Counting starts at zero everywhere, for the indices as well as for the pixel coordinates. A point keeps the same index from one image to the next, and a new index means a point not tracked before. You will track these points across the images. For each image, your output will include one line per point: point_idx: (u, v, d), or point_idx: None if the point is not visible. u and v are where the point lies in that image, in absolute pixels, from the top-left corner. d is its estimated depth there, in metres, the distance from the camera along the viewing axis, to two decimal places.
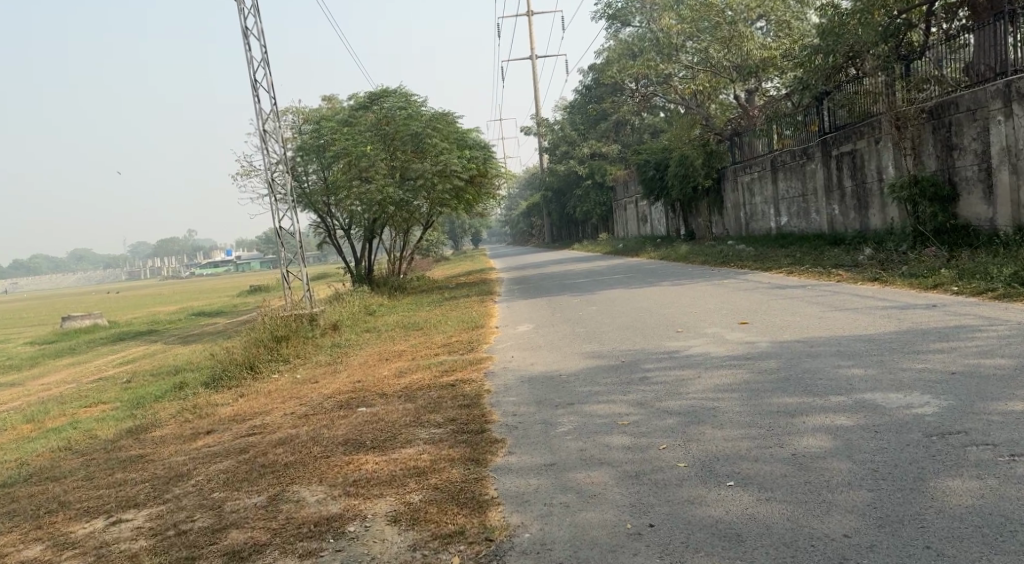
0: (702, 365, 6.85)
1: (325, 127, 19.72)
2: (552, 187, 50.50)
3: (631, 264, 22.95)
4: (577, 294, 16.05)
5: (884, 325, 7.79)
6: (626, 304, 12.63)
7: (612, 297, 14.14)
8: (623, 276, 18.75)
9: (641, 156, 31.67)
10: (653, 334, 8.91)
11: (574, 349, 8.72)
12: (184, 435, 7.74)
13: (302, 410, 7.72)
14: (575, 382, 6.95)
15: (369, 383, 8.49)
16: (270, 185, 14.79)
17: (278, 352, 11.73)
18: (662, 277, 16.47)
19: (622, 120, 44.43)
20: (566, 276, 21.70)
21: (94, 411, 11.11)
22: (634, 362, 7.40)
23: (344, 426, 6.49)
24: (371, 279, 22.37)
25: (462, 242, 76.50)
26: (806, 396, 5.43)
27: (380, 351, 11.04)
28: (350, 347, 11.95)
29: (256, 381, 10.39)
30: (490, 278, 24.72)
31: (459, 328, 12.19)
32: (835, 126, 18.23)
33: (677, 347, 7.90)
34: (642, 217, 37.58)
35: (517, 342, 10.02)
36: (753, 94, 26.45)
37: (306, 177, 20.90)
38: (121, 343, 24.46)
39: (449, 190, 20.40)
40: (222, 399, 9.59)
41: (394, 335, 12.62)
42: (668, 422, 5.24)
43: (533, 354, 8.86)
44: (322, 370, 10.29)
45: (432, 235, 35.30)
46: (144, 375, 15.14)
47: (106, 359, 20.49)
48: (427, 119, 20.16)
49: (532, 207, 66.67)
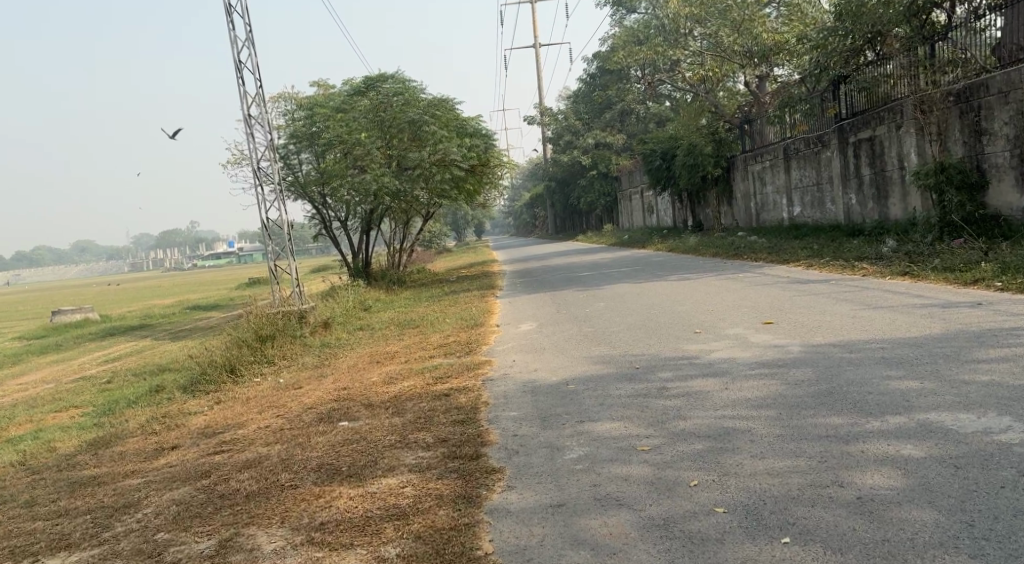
0: (728, 374, 6.00)
1: (318, 114, 18.87)
2: (555, 178, 49.64)
3: (637, 256, 22.13)
4: (582, 288, 15.19)
5: (929, 325, 6.94)
6: (635, 300, 11.78)
7: (621, 292, 13.31)
8: (630, 269, 17.89)
9: (647, 145, 30.79)
10: (668, 335, 8.08)
11: (582, 352, 7.87)
12: (145, 451, 6.96)
13: (277, 423, 6.91)
14: (583, 392, 6.11)
15: (356, 391, 7.67)
16: (256, 174, 13.99)
17: (262, 353, 10.93)
18: (672, 271, 15.62)
19: (627, 108, 43.45)
20: (570, 270, 20.86)
21: (64, 417, 10.37)
22: (651, 369, 6.56)
23: (320, 447, 5.67)
24: (368, 273, 21.54)
25: (465, 233, 75.73)
26: (858, 415, 4.59)
27: (371, 352, 10.22)
28: (340, 347, 11.15)
29: (236, 386, 9.61)
30: (491, 271, 23.90)
31: (457, 326, 11.37)
32: (853, 111, 17.37)
33: (697, 351, 7.05)
34: (648, 208, 36.69)
35: (518, 344, 9.19)
36: (764, 80, 25.52)
37: (299, 166, 20.05)
38: (110, 339, 23.73)
39: (448, 180, 19.57)
40: (197, 407, 8.81)
41: (388, 334, 11.81)
42: (696, 446, 4.41)
43: (537, 357, 8.03)
44: (307, 374, 9.48)
45: (433, 227, 34.47)
46: (125, 376, 14.38)
47: (92, 356, 19.76)
48: (425, 106, 19.28)
49: (535, 199, 65.81)
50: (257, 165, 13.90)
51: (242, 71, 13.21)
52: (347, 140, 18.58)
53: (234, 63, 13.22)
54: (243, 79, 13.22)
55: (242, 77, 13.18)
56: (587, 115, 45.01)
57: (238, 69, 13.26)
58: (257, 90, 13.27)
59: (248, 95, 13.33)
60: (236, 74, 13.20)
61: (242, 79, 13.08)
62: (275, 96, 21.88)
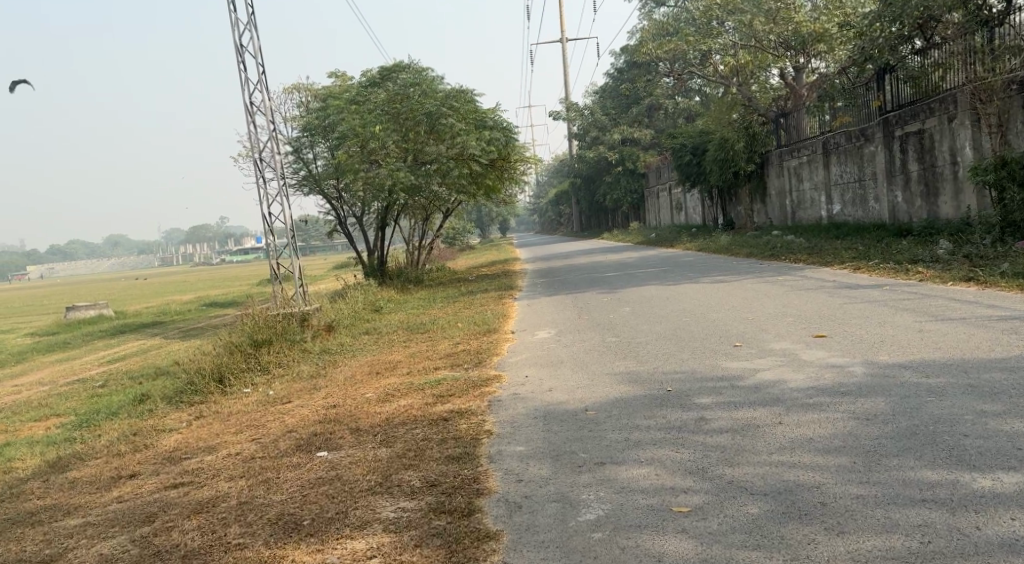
0: (782, 404, 4.95)
1: (331, 106, 17.94)
2: (581, 175, 48.61)
3: (665, 256, 21.03)
4: (606, 290, 14.15)
5: (1017, 344, 5.86)
6: (664, 305, 10.73)
7: (648, 295, 12.27)
8: (659, 270, 16.81)
9: (676, 140, 29.66)
10: (704, 349, 7.05)
11: (604, 368, 6.86)
12: (101, 478, 6.07)
13: (250, 449, 5.97)
14: (606, 422, 5.10)
15: (345, 410, 6.71)
16: (260, 167, 13.18)
17: (257, 360, 10.04)
18: (704, 273, 14.55)
19: (655, 102, 42.27)
20: (592, 269, 19.83)
21: (39, 427, 9.54)
22: (685, 393, 5.51)
23: (287, 488, 4.71)
24: (383, 271, 20.63)
25: (489, 230, 74.85)
26: (961, 470, 3.55)
27: (373, 361, 9.26)
28: (342, 354, 10.21)
29: (222, 398, 8.70)
30: (513, 270, 22.90)
31: (469, 333, 10.40)
32: (900, 103, 16.27)
33: (740, 371, 6.00)
34: (677, 206, 35.53)
35: (533, 355, 8.20)
36: (801, 71, 24.31)
37: (313, 160, 19.16)
38: (120, 337, 23.02)
39: (467, 176, 18.61)
40: (175, 423, 7.92)
41: (394, 340, 10.87)
42: (749, 510, 3.39)
43: (555, 373, 7.02)
44: (300, 386, 8.55)
45: (454, 224, 33.56)
46: (121, 380, 13.59)
47: (97, 356, 19.00)
48: (443, 97, 18.34)
49: (561, 196, 64.80)
50: (260, 158, 13.18)
51: (243, 56, 12.41)
52: (362, 133, 17.41)
53: (235, 48, 12.43)
54: (245, 66, 12.47)
55: (244, 62, 12.43)
56: (614, 110, 43.79)
57: (239, 55, 12.48)
58: (260, 76, 12.43)
59: (249, 82, 12.47)
60: (237, 58, 12.41)
61: (243, 65, 12.27)
62: (289, 87, 21.02)
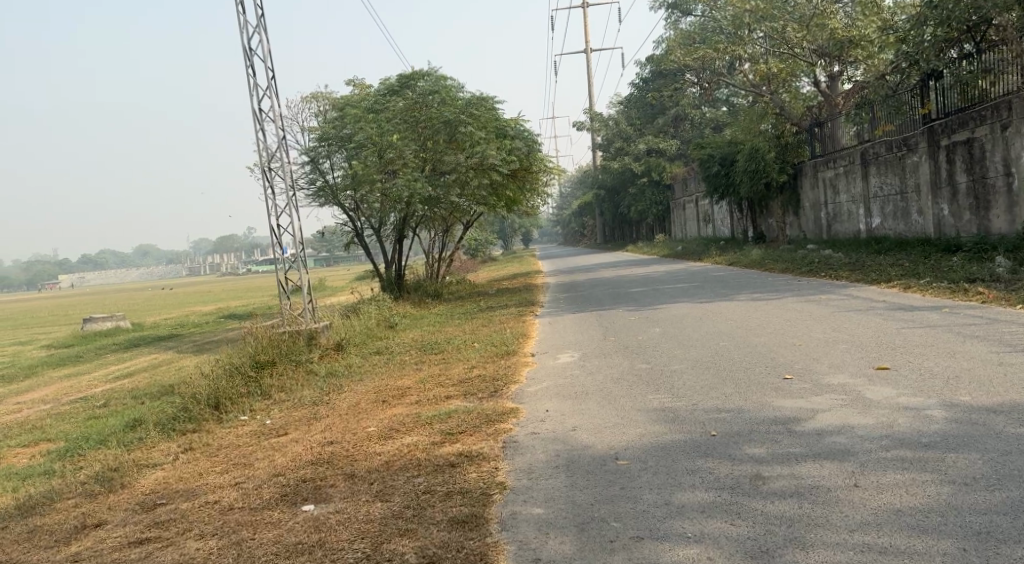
0: (853, 459, 4.13)
1: (347, 115, 17.23)
2: (605, 187, 47.83)
3: (693, 270, 20.17)
4: (635, 307, 13.30)
5: None
6: (698, 326, 9.88)
7: (680, 314, 11.45)
8: (690, 285, 15.94)
9: (704, 151, 28.86)
10: (749, 383, 6.22)
11: (635, 403, 6.05)
12: (64, 526, 5.36)
13: (232, 495, 5.22)
14: (642, 476, 4.28)
15: (343, 448, 5.95)
16: (270, 175, 12.50)
17: (257, 384, 9.29)
18: (738, 289, 13.72)
19: (682, 112, 41.46)
20: (618, 284, 19.00)
21: (23, 456, 8.86)
22: (733, 440, 4.69)
23: (261, 556, 3.96)
24: (401, 285, 19.87)
25: (513, 242, 74.05)
26: None
27: (382, 386, 8.49)
28: (350, 377, 9.46)
29: (216, 427, 7.98)
30: (535, 284, 22.17)
31: (486, 355, 9.60)
32: (946, 111, 15.36)
33: (796, 412, 5.18)
34: (704, 218, 34.66)
35: (554, 384, 7.39)
36: (836, 79, 23.46)
37: (329, 172, 18.44)
38: (133, 351, 22.37)
39: (487, 187, 17.88)
40: (161, 457, 7.18)
41: (406, 361, 10.09)
42: None
43: (580, 407, 6.23)
44: (299, 416, 7.80)
45: (476, 235, 32.83)
46: (123, 399, 12.93)
47: (107, 371, 18.34)
48: (463, 105, 17.61)
49: (585, 208, 64.04)
50: (270, 166, 12.52)
51: (252, 59, 11.77)
52: (378, 142, 16.72)
53: (243, 50, 11.79)
54: (254, 69, 11.83)
55: (252, 65, 11.78)
56: (639, 120, 43.15)
57: (248, 57, 11.84)
58: (269, 81, 11.76)
59: (258, 86, 11.79)
60: (246, 61, 11.78)
61: (252, 68, 11.60)
62: (307, 97, 20.40)
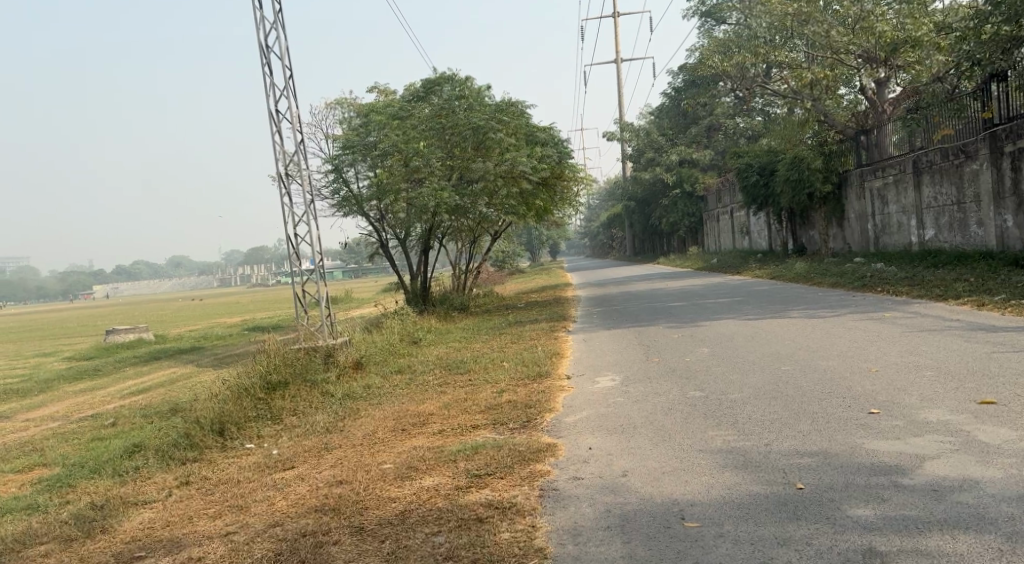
0: (996, 532, 3.29)
1: (372, 122, 16.45)
2: (635, 198, 46.83)
3: (734, 284, 19.21)
4: (676, 324, 12.39)
5: None
6: (751, 348, 8.98)
7: (728, 332, 10.56)
8: (734, 300, 15.02)
9: (742, 161, 27.92)
10: (829, 420, 5.35)
11: (695, 441, 5.19)
12: None
13: (220, 551, 4.41)
14: (720, 547, 3.47)
15: (353, 491, 5.11)
16: (289, 182, 11.73)
17: (267, 407, 8.46)
18: (788, 306, 12.80)
19: (714, 121, 40.50)
20: (654, 298, 18.10)
21: (12, 487, 8.11)
22: (826, 498, 3.86)
23: None
24: (427, 299, 19.05)
25: (540, 253, 73.14)
26: None
27: (403, 411, 7.66)
28: (370, 399, 8.66)
29: (219, 457, 7.17)
30: (564, 297, 21.31)
31: (516, 377, 8.74)
32: (1010, 115, 14.38)
33: (897, 460, 4.31)
34: (740, 230, 33.62)
35: (596, 414, 6.54)
36: (882, 85, 22.46)
37: (353, 183, 17.61)
38: (153, 364, 21.62)
39: (516, 196, 17.08)
40: (153, 493, 6.35)
41: (429, 382, 9.24)
42: None
43: (630, 444, 5.38)
44: (309, 445, 6.98)
45: (505, 247, 31.95)
46: (131, 418, 12.19)
47: (122, 385, 17.58)
48: (492, 111, 16.79)
49: (614, 220, 62.98)
50: (288, 171, 11.75)
51: (269, 57, 11.01)
52: (404, 149, 15.92)
53: (259, 47, 11.00)
54: (270, 68, 11.05)
55: (269, 63, 10.98)
56: (671, 130, 42.25)
57: (265, 55, 11.07)
58: (286, 80, 10.94)
59: (275, 86, 10.96)
60: (262, 59, 11.00)
61: (269, 66, 10.74)
62: (331, 103, 19.56)
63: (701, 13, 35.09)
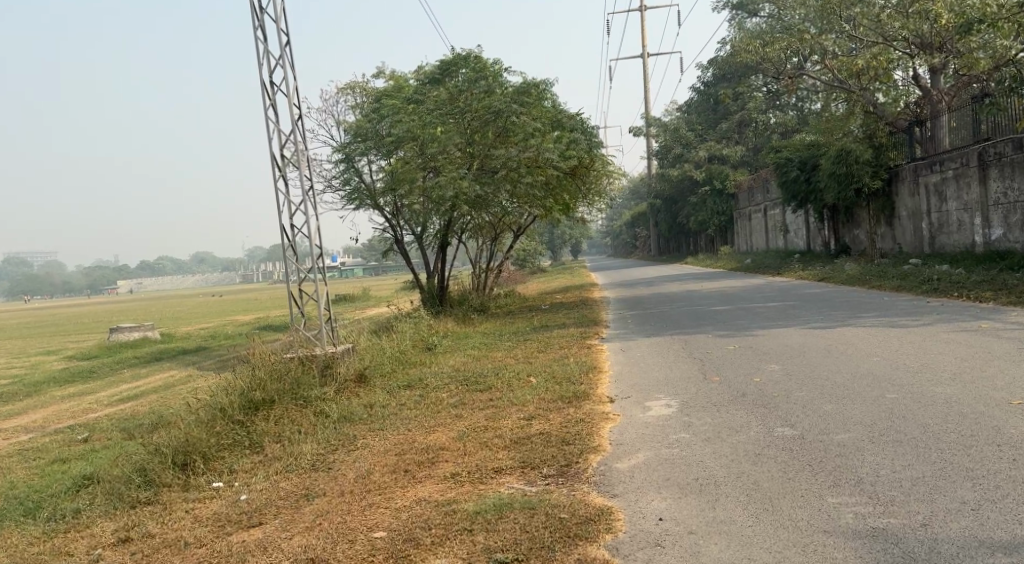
0: None
1: (386, 105, 14.88)
2: (661, 196, 44.96)
3: (780, 286, 17.68)
4: (728, 331, 10.92)
5: None
6: (834, 366, 7.55)
7: (798, 344, 9.11)
8: (788, 305, 13.53)
9: (782, 154, 26.17)
10: (996, 481, 4.00)
11: (813, 514, 3.84)
12: None
13: None
14: None
15: None
16: (288, 166, 10.24)
17: (246, 432, 6.84)
18: (857, 314, 11.34)
19: (746, 117, 38.59)
20: (694, 300, 16.57)
21: None
22: None
23: None
24: (444, 301, 17.44)
25: (561, 253, 71.34)
26: None
27: (406, 443, 6.09)
28: (372, 421, 7.16)
29: (174, 502, 5.66)
30: (592, 298, 19.75)
31: (547, 398, 7.15)
32: None
33: None
34: (775, 228, 31.89)
35: (658, 456, 5.02)
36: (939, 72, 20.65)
37: (365, 172, 16.03)
38: (152, 365, 20.09)
39: (541, 186, 15.46)
40: (79, 556, 4.86)
41: (443, 401, 7.73)
42: None
43: (719, 512, 3.99)
44: (286, 488, 5.46)
45: (528, 244, 30.24)
46: (104, 431, 10.68)
47: (114, 389, 16.06)
48: (514, 93, 15.17)
49: (638, 218, 60.89)
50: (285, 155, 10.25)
51: (262, 19, 9.48)
52: (420, 135, 14.41)
53: (250, 9, 9.49)
54: (264, 34, 9.49)
55: (262, 26, 9.49)
56: (700, 126, 40.45)
57: (258, 18, 9.56)
58: (282, 47, 9.42)
59: (269, 53, 9.43)
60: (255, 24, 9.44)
61: (262, 30, 9.22)
62: (341, 88, 17.91)
63: (733, 4, 33.31)
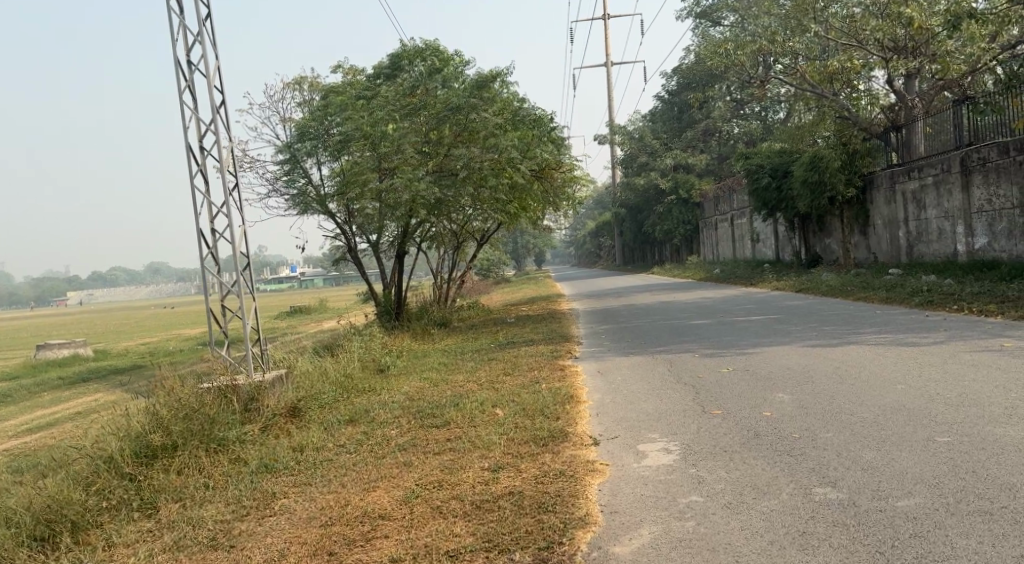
0: None
1: (333, 102, 13.46)
2: (625, 205, 43.95)
3: (757, 297, 16.65)
4: (715, 349, 9.76)
5: None
6: (854, 395, 6.41)
7: (800, 365, 7.98)
8: (774, 319, 12.42)
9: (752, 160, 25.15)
10: None
11: None
12: None
13: None
14: None
15: None
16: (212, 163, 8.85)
17: (137, 487, 5.43)
18: (854, 330, 10.27)
19: (711, 125, 37.76)
20: (668, 312, 15.43)
21: None
22: None
23: None
24: (399, 314, 16.02)
25: (523, 262, 69.98)
26: None
27: (337, 507, 4.75)
28: (298, 470, 5.77)
29: None
30: (560, 310, 18.51)
31: (516, 439, 5.85)
32: None
33: None
34: (743, 237, 30.98)
35: (669, 535, 3.82)
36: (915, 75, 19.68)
37: (310, 175, 14.58)
38: (78, 386, 18.36)
39: (506, 190, 14.14)
40: None
41: (389, 442, 6.36)
42: None
43: None
44: None
45: (488, 254, 28.93)
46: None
47: (30, 414, 14.44)
48: (472, 89, 13.85)
49: (603, 227, 59.82)
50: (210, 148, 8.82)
51: None
52: (371, 133, 12.99)
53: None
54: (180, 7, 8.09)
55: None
56: (665, 134, 39.49)
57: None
58: (201, 22, 8.03)
59: (184, 28, 8.10)
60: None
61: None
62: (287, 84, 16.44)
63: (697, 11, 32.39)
